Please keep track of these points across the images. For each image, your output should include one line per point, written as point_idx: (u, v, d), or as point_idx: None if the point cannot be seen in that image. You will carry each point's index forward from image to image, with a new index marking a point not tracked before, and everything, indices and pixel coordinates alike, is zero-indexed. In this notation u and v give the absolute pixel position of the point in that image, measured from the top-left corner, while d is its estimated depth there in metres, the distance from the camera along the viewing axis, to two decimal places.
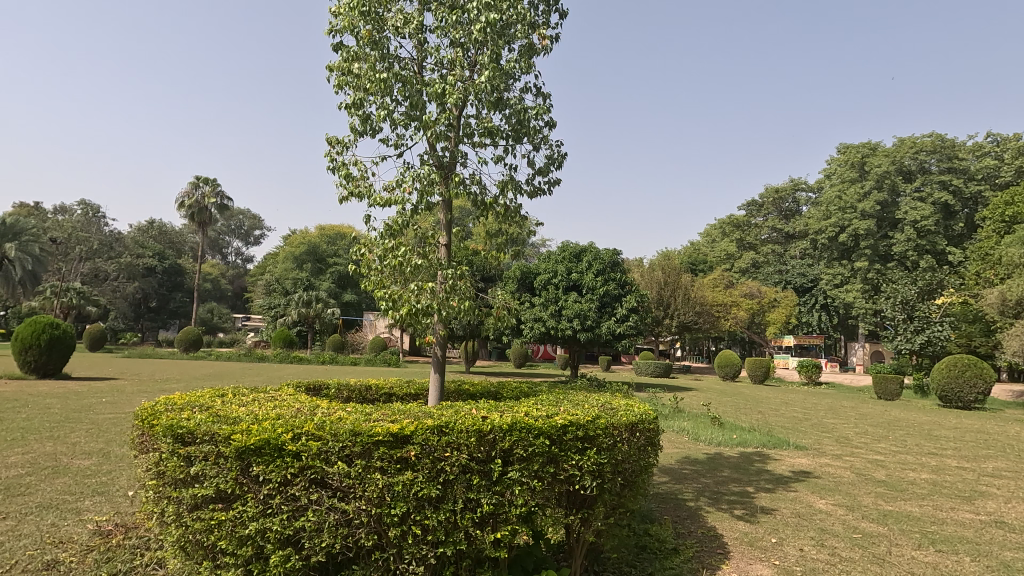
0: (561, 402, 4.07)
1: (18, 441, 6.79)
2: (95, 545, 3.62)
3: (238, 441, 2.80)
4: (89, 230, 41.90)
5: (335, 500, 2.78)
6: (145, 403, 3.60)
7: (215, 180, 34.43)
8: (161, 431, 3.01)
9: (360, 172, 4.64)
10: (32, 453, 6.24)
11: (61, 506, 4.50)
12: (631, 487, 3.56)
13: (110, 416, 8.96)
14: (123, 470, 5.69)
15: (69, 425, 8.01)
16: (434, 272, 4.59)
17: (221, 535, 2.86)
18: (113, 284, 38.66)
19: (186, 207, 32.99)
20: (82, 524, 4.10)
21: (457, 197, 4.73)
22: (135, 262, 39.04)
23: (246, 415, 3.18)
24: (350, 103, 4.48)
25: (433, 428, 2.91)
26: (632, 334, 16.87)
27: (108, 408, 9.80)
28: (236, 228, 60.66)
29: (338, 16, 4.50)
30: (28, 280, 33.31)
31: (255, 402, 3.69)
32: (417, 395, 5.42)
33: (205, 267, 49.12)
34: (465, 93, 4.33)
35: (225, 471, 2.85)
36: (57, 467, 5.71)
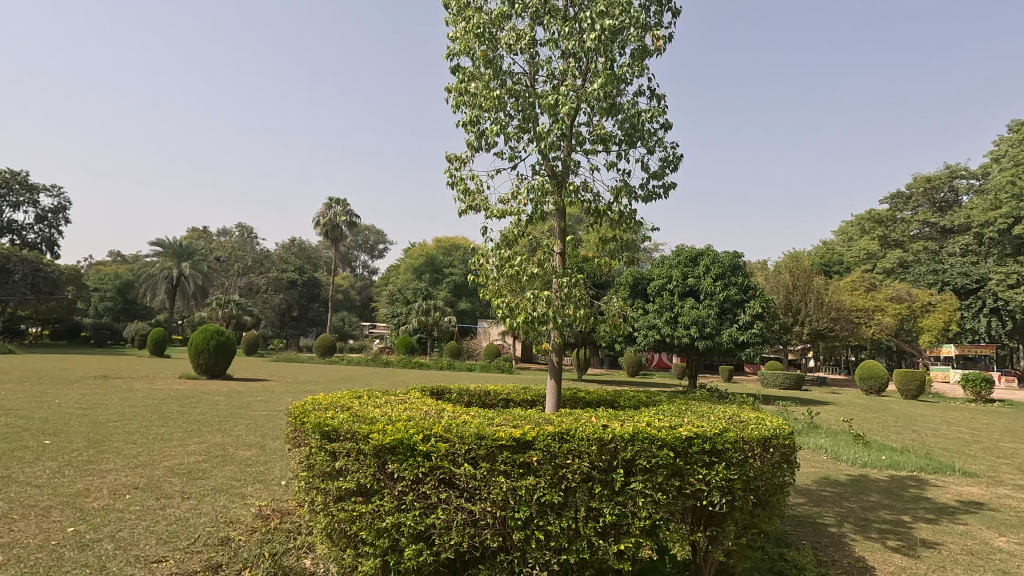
0: (684, 413, 3.89)
1: (196, 433, 7.94)
2: (258, 526, 4.11)
3: (376, 439, 3.03)
4: (245, 249, 47.96)
5: (462, 500, 2.91)
6: (298, 402, 4.01)
7: (345, 200, 37.57)
8: (311, 428, 3.34)
9: (477, 187, 4.86)
10: (207, 443, 7.27)
11: (230, 489, 5.19)
12: (764, 507, 3.33)
13: (265, 413, 10.15)
14: (277, 461, 6.42)
15: (232, 420, 9.17)
16: (549, 280, 4.64)
17: (362, 525, 3.10)
18: (264, 297, 43.78)
19: (321, 226, 36.48)
20: (248, 508, 4.69)
21: (571, 206, 4.77)
22: (281, 276, 43.97)
23: (382, 416, 3.44)
24: (467, 120, 4.70)
25: (553, 435, 2.94)
26: (757, 342, 15.72)
27: (263, 406, 11.08)
28: (363, 243, 65.87)
29: (455, 41, 4.74)
30: (199, 294, 38.87)
31: (389, 404, 3.99)
32: (534, 401, 5.54)
33: (338, 280, 53.95)
34: (577, 101, 4.37)
35: (365, 467, 3.09)
36: (225, 456, 6.57)
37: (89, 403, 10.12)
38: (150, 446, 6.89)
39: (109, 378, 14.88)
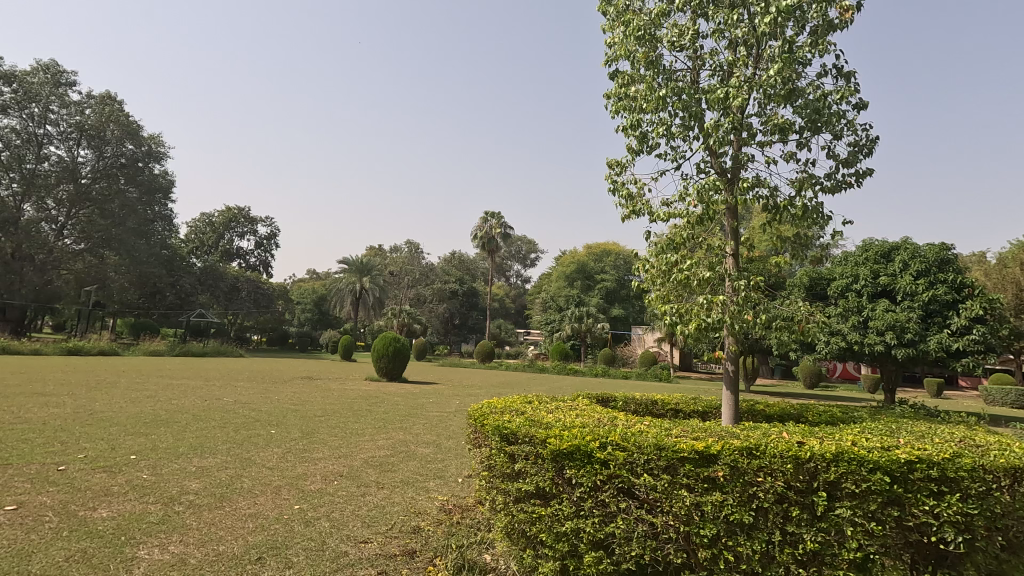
0: (895, 432, 3.38)
1: (383, 429, 8.88)
2: (443, 519, 4.45)
3: (553, 444, 3.10)
4: (413, 263, 52.73)
5: (642, 511, 2.85)
6: (475, 406, 4.27)
7: (499, 213, 39.37)
8: (491, 430, 3.53)
9: (639, 191, 4.78)
10: (393, 439, 8.09)
11: (416, 483, 5.70)
12: (1016, 551, 2.74)
13: (438, 414, 10.99)
14: (453, 459, 6.90)
15: (411, 419, 10.10)
16: (722, 284, 4.38)
17: (541, 527, 3.18)
18: (430, 306, 47.62)
19: (478, 238, 38.68)
20: (432, 500, 5.10)
21: (744, 203, 4.46)
22: (444, 286, 47.44)
23: (556, 422, 3.52)
24: (627, 125, 4.65)
25: (742, 449, 2.74)
26: (978, 351, 13.08)
27: (436, 407, 12.02)
28: (517, 253, 68.39)
29: (613, 46, 4.74)
30: (376, 304, 43.53)
31: (560, 409, 4.07)
32: (705, 413, 5.25)
33: (494, 289, 56.70)
34: (750, 92, 4.08)
35: (543, 471, 3.18)
36: (408, 452, 7.24)
37: (298, 400, 11.90)
38: (348, 439, 7.86)
39: (312, 379, 17.34)
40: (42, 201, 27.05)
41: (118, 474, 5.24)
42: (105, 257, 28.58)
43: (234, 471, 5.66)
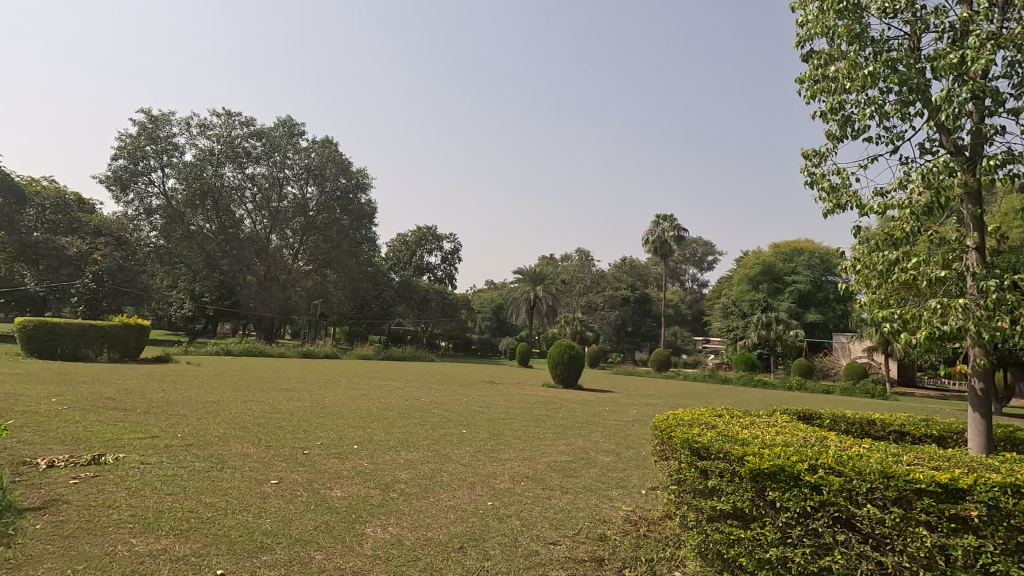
0: None
1: (563, 435, 9.06)
2: (629, 530, 4.37)
3: (752, 463, 2.88)
4: (584, 271, 53.47)
5: (867, 548, 2.50)
6: (660, 416, 4.15)
7: (672, 215, 37.73)
8: (679, 443, 3.40)
9: (844, 182, 4.23)
10: (573, 446, 8.21)
11: (599, 491, 5.69)
12: None
13: (616, 423, 10.87)
14: (635, 470, 6.76)
15: (590, 427, 10.14)
16: (963, 285, 3.65)
17: (740, 551, 2.95)
18: (601, 313, 47.46)
19: (651, 242, 37.58)
20: (617, 510, 5.04)
21: (992, 186, 3.67)
22: (615, 293, 46.94)
23: (753, 438, 3.27)
24: (826, 109, 4.16)
25: (1005, 487, 2.26)
26: None
27: (613, 416, 11.90)
28: (692, 256, 64.85)
29: (806, 25, 4.29)
30: (549, 313, 44.69)
31: (756, 425, 3.76)
32: (943, 438, 4.41)
33: (668, 295, 54.48)
34: (997, 50, 3.35)
35: (741, 490, 2.97)
36: (589, 459, 7.29)
37: (484, 403, 12.75)
38: (531, 443, 8.18)
39: (494, 384, 18.42)
40: (285, 232, 33.43)
41: (346, 461, 6.18)
42: (327, 276, 34.38)
43: (435, 465, 6.27)
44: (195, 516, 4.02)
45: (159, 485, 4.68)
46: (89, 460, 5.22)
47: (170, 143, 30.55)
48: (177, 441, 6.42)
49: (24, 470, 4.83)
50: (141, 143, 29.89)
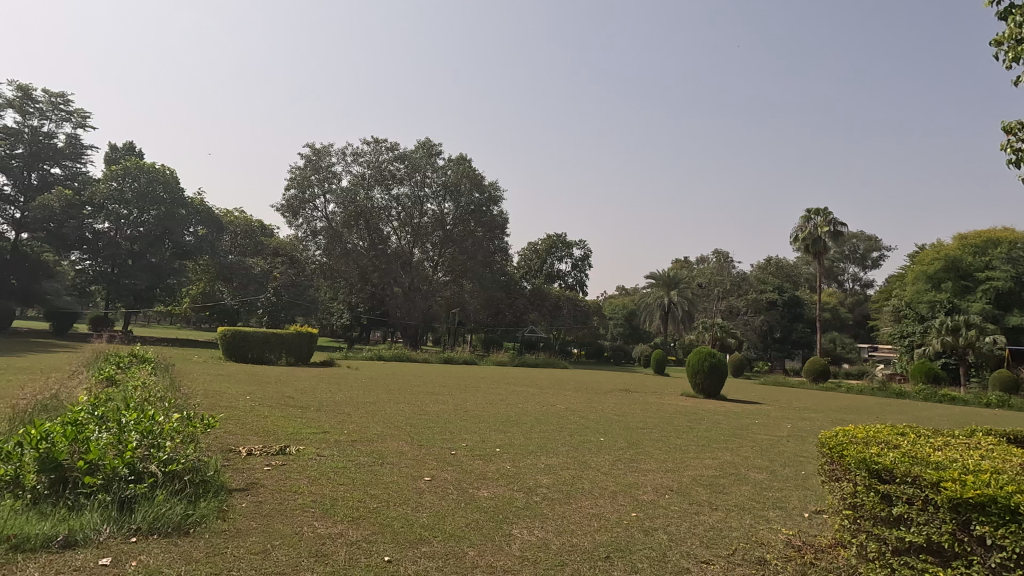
0: None
1: (707, 448, 8.56)
2: (792, 556, 4.00)
3: (950, 492, 2.49)
4: (723, 275, 51.42)
5: None
6: (827, 432, 3.77)
7: (826, 208, 33.93)
8: (854, 463, 3.05)
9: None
10: (719, 460, 7.71)
11: (754, 510, 5.27)
12: None
13: (768, 437, 10.02)
14: (794, 490, 6.16)
15: (737, 441, 9.46)
16: None
17: None
18: (744, 318, 44.12)
19: (800, 240, 34.17)
20: (776, 532, 4.63)
21: None
22: (760, 297, 43.39)
23: (950, 461, 2.82)
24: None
25: None
26: None
27: (763, 430, 10.98)
28: (851, 253, 57.77)
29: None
30: (685, 318, 42.61)
31: (951, 446, 3.25)
32: None
33: (823, 297, 49.07)
34: None
35: (937, 521, 2.57)
36: (739, 475, 6.80)
37: (621, 411, 12.46)
38: (673, 454, 7.85)
39: (630, 391, 17.99)
40: (426, 245, 35.90)
41: (490, 463, 6.44)
42: (463, 286, 36.20)
43: (575, 472, 6.28)
44: (363, 506, 4.46)
45: (333, 475, 5.28)
46: (277, 450, 6.04)
47: (330, 172, 34.46)
48: (344, 437, 7.18)
49: (230, 456, 5.73)
50: (308, 174, 34.16)
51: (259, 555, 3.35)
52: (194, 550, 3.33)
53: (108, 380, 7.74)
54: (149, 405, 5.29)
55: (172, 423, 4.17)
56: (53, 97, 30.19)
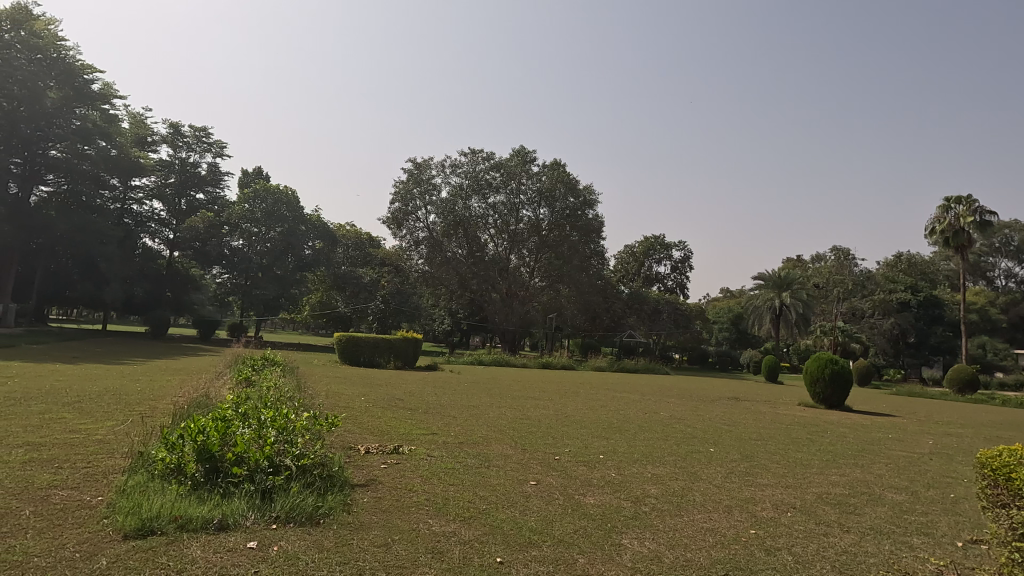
0: None
1: (833, 463, 7.84)
2: None
3: None
4: (843, 273, 47.10)
5: None
6: (986, 451, 3.33)
7: (970, 195, 29.82)
8: None
9: None
10: (848, 477, 7.03)
11: (893, 535, 4.74)
12: None
13: (906, 454, 8.97)
14: (942, 515, 5.45)
15: (868, 457, 8.57)
16: None
17: None
18: (870, 321, 39.99)
19: (939, 232, 30.42)
20: (922, 562, 4.12)
21: None
22: (889, 297, 39.08)
23: None
24: None
25: None
26: None
27: (899, 446, 9.85)
28: (1003, 246, 50.39)
29: None
30: (800, 321, 39.42)
31: None
32: None
33: (968, 297, 43.18)
34: None
35: None
36: (873, 495, 6.14)
37: (730, 421, 11.76)
38: (793, 469, 7.27)
39: (739, 400, 16.96)
40: (522, 251, 36.37)
41: (595, 469, 6.36)
42: (560, 291, 36.20)
43: (685, 483, 6.02)
44: (474, 507, 4.59)
45: (443, 476, 5.50)
46: (392, 449, 6.40)
47: (430, 184, 36.06)
48: (451, 439, 7.45)
49: (351, 453, 6.16)
50: (411, 188, 36.02)
51: (381, 548, 3.56)
52: (325, 539, 3.61)
53: (247, 381, 8.65)
54: (281, 405, 5.83)
55: (302, 422, 4.55)
56: (197, 131, 34.41)
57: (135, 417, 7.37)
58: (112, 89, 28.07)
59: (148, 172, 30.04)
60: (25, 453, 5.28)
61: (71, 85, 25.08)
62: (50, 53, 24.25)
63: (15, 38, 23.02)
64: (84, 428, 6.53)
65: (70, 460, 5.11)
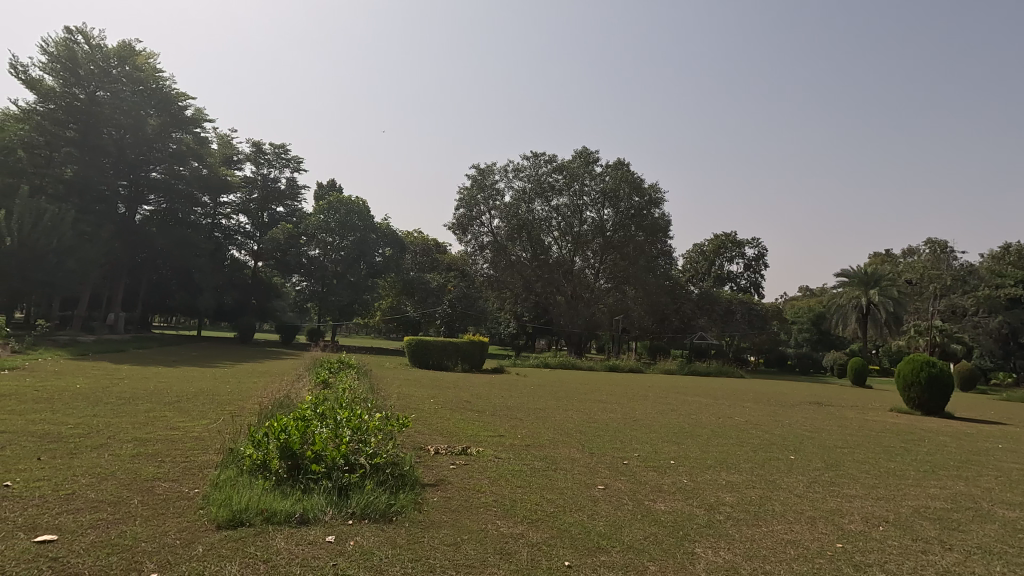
0: None
1: (932, 475, 7.19)
2: None
3: None
4: (941, 268, 43.34)
5: None
6: None
7: None
8: None
9: None
10: (950, 490, 6.43)
11: (1004, 555, 4.28)
12: None
13: (1020, 467, 8.08)
14: None
15: (973, 468, 7.80)
16: None
17: None
18: (974, 320, 36.44)
19: None
20: None
21: None
22: (995, 293, 35.46)
23: None
24: None
25: None
26: None
27: (1011, 457, 8.89)
28: None
29: None
30: (892, 321, 36.46)
31: None
32: None
33: None
34: None
35: None
36: (980, 510, 5.58)
37: (812, 427, 11.08)
38: (885, 480, 6.74)
39: (823, 405, 15.95)
40: (586, 253, 36.01)
41: (665, 475, 6.19)
42: (626, 292, 35.59)
43: (762, 492, 5.73)
44: (542, 509, 4.59)
45: (512, 477, 5.54)
46: (461, 450, 6.54)
47: (493, 189, 36.51)
48: (518, 441, 7.48)
49: (421, 453, 6.34)
50: (475, 193, 36.62)
51: (451, 547, 3.63)
52: (399, 535, 3.74)
53: (324, 383, 9.10)
54: (357, 406, 6.10)
55: (375, 422, 4.71)
56: (277, 148, 36.64)
57: (226, 416, 7.94)
58: (202, 113, 30.39)
59: (235, 189, 32.34)
60: (134, 447, 5.83)
61: (167, 112, 27.34)
62: (150, 84, 26.58)
63: (120, 72, 25.37)
64: (182, 426, 7.11)
65: (171, 455, 5.59)
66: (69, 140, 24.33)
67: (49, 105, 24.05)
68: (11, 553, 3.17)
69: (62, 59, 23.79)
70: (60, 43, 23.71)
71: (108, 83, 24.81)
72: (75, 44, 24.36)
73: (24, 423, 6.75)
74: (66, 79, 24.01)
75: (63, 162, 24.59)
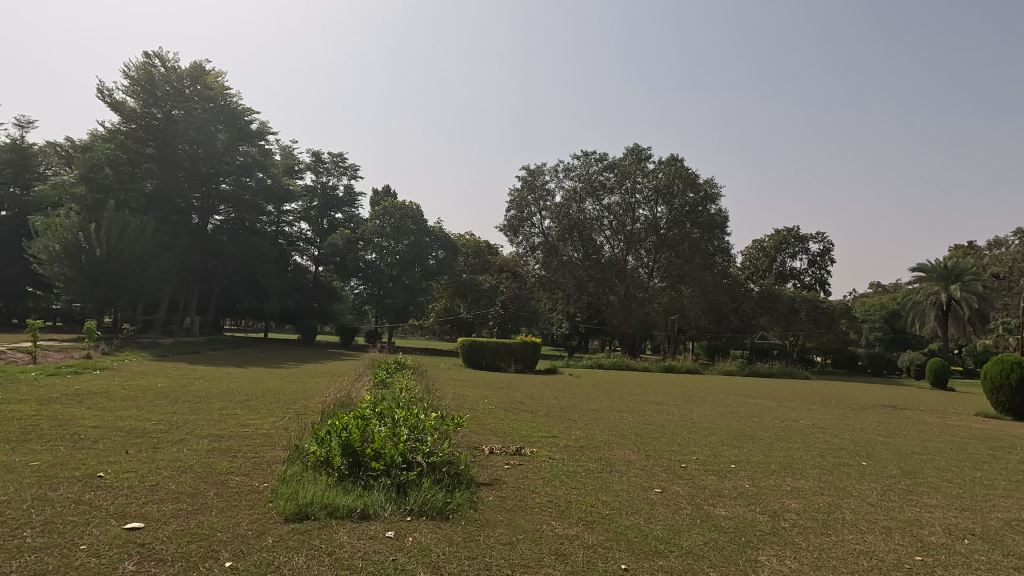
0: None
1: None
2: None
3: None
4: None
5: None
6: None
7: None
8: None
9: None
10: None
11: None
12: None
13: None
14: None
15: None
16: None
17: None
18: None
19: None
20: None
21: None
22: None
23: None
24: None
25: None
26: None
27: None
28: None
29: None
30: (977, 318, 33.74)
31: None
32: None
33: None
34: None
35: None
36: None
37: (889, 432, 10.39)
38: (969, 489, 6.26)
39: (898, 409, 14.96)
40: (639, 252, 35.37)
41: (726, 480, 5.98)
42: (682, 291, 34.77)
43: (831, 499, 5.45)
44: (597, 511, 4.55)
45: (566, 478, 5.53)
46: (515, 450, 6.59)
47: (544, 190, 36.48)
48: (572, 442, 7.45)
49: (476, 453, 6.42)
50: (525, 195, 36.69)
51: (506, 546, 3.66)
52: (455, 533, 3.80)
53: (381, 383, 9.37)
54: (414, 406, 6.26)
55: (431, 421, 4.81)
56: (335, 157, 38.00)
57: (290, 414, 8.33)
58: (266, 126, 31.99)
59: (296, 197, 33.88)
60: (209, 443, 6.20)
61: (235, 126, 28.91)
62: (219, 101, 28.18)
63: (193, 91, 26.99)
64: (252, 423, 7.50)
65: (242, 450, 5.90)
66: (149, 156, 26.15)
67: (131, 125, 25.89)
68: (105, 539, 3.44)
69: (142, 82, 25.55)
70: (140, 67, 25.50)
71: (182, 102, 26.46)
72: (153, 67, 26.15)
73: (112, 419, 7.30)
74: (145, 100, 25.76)
75: (143, 177, 26.46)
